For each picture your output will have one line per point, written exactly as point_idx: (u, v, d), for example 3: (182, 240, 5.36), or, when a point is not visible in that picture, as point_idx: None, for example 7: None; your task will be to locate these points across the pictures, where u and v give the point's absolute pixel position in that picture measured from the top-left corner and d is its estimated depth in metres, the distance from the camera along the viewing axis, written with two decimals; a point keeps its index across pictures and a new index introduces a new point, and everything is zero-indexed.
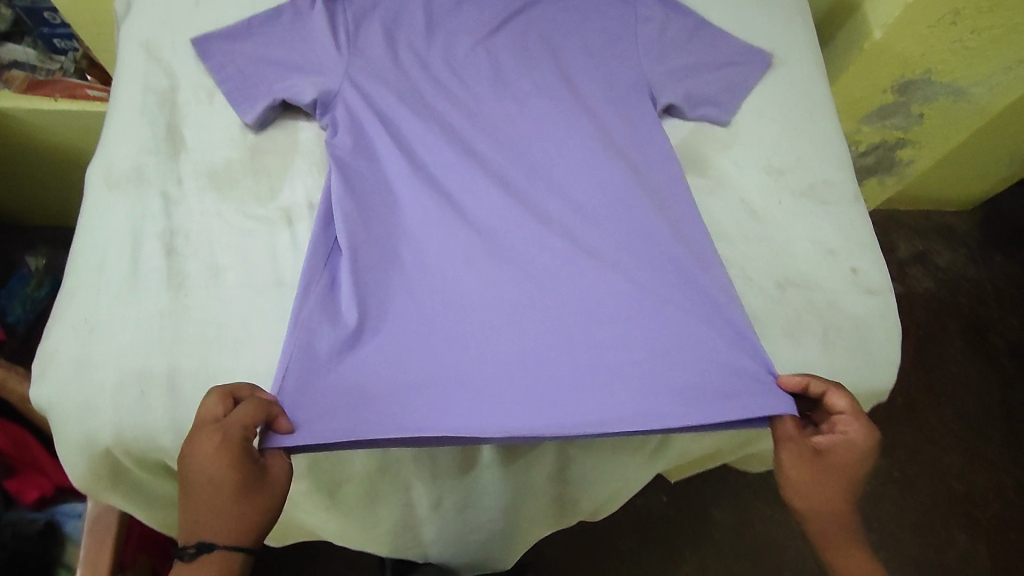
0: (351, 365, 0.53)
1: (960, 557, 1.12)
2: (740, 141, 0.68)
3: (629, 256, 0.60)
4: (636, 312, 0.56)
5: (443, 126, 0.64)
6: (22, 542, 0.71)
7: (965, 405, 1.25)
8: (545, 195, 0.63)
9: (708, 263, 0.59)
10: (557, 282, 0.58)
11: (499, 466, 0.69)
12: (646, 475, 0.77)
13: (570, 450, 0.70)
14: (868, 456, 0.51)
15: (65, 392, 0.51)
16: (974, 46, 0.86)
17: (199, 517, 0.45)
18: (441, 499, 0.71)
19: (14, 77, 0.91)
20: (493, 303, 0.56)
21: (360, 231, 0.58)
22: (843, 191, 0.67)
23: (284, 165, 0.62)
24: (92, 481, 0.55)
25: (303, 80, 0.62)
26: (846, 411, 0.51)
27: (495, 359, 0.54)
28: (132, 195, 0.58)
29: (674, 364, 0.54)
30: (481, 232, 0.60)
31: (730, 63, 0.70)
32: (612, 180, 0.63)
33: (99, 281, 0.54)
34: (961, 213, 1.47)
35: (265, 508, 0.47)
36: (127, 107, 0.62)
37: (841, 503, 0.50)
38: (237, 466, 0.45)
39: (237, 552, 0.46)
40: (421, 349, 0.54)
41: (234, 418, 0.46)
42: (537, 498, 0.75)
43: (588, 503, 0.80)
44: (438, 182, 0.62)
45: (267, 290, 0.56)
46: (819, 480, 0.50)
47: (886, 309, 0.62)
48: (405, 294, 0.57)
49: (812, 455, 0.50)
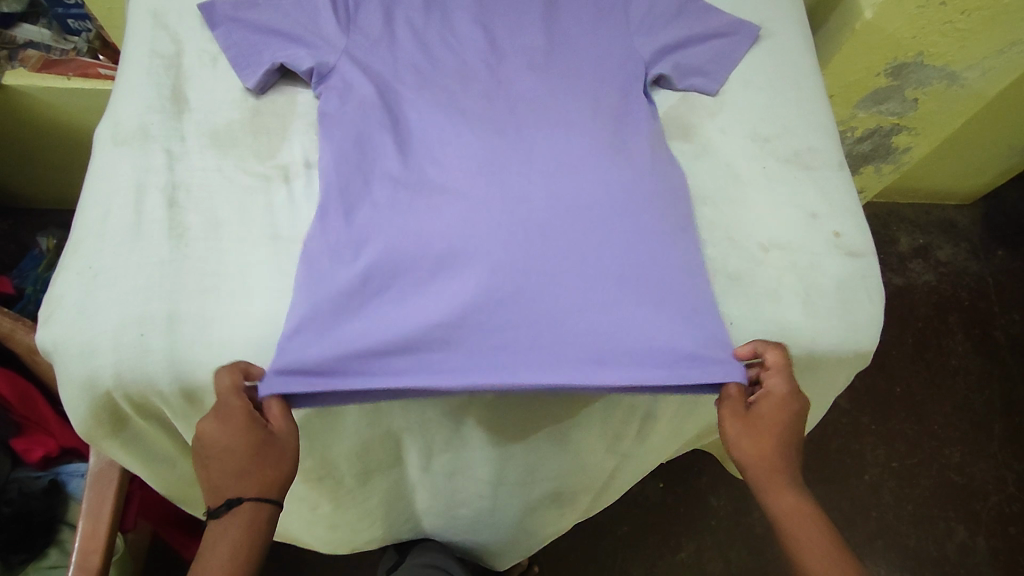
0: (344, 320, 0.54)
1: (959, 550, 1.11)
2: (726, 109, 0.70)
3: (606, 221, 0.59)
4: (619, 261, 0.58)
5: (438, 99, 0.65)
6: (27, 500, 0.74)
7: (967, 398, 1.24)
8: (525, 152, 0.62)
9: (677, 232, 0.60)
10: (544, 230, 0.58)
11: (483, 440, 0.67)
12: (639, 451, 0.75)
13: (558, 443, 0.69)
14: (795, 406, 0.53)
15: (68, 331, 0.53)
16: (964, 27, 0.87)
17: (225, 476, 0.47)
18: (431, 461, 0.70)
19: (30, 56, 0.95)
20: (477, 254, 0.56)
21: (357, 200, 0.59)
22: (826, 158, 0.69)
23: (283, 125, 0.64)
24: (89, 431, 0.56)
25: (300, 45, 0.64)
26: (772, 365, 0.54)
27: (474, 315, 0.54)
28: (137, 150, 0.60)
29: (647, 329, 0.55)
30: (472, 184, 0.60)
31: (718, 35, 0.72)
32: (597, 145, 0.64)
33: (104, 230, 0.57)
34: (961, 207, 1.46)
35: (282, 463, 0.49)
36: (135, 69, 0.65)
37: (775, 453, 0.52)
38: (250, 425, 0.48)
39: (267, 503, 0.48)
40: (405, 309, 0.55)
41: (220, 388, 0.49)
42: (529, 472, 0.73)
43: (582, 481, 0.78)
44: (430, 153, 0.63)
45: (263, 243, 0.58)
46: (751, 434, 0.52)
47: (867, 270, 0.64)
48: (388, 245, 0.57)
49: (745, 414, 0.53)
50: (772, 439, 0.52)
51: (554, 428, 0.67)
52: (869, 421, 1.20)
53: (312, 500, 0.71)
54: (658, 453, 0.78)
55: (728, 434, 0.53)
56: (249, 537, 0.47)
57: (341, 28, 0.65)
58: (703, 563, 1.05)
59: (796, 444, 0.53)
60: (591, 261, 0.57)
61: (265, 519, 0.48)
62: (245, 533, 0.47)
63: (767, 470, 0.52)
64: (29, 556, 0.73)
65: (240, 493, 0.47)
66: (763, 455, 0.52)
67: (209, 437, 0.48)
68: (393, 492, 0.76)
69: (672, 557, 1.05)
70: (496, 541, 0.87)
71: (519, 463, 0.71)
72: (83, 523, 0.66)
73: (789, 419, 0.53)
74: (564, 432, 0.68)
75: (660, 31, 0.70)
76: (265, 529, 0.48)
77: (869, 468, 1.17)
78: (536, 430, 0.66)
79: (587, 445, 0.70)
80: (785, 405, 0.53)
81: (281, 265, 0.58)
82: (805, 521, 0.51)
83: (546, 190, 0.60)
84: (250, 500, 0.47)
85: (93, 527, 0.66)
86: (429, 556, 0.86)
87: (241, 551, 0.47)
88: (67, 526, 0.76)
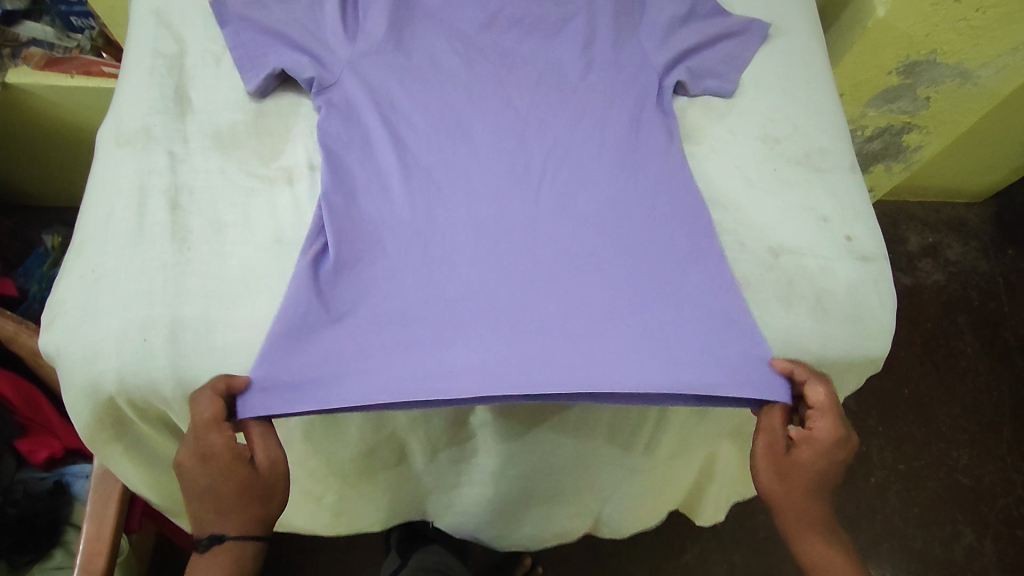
0: (344, 340, 0.53)
1: (965, 552, 1.11)
2: (737, 110, 0.69)
3: (613, 258, 0.58)
4: (625, 275, 0.58)
5: (445, 113, 0.64)
6: (32, 501, 0.74)
7: (975, 399, 1.23)
8: (529, 194, 0.61)
9: (684, 247, 0.59)
10: (553, 270, 0.58)
11: (491, 437, 0.66)
12: (643, 465, 0.74)
13: (561, 446, 0.69)
14: (838, 456, 0.52)
15: (72, 337, 0.53)
16: (979, 25, 0.85)
17: (208, 511, 0.49)
18: (436, 454, 0.69)
19: (33, 54, 0.93)
20: (487, 292, 0.56)
21: (365, 229, 0.58)
22: (838, 160, 0.68)
23: (287, 126, 0.64)
24: (91, 434, 0.56)
25: (304, 45, 0.63)
26: (817, 406, 0.53)
27: (478, 322, 0.55)
28: (140, 152, 0.60)
29: (659, 354, 0.54)
30: (479, 222, 0.59)
31: (729, 35, 0.71)
32: (603, 172, 0.63)
33: (106, 233, 0.56)
34: (972, 206, 1.44)
35: (265, 499, 0.50)
36: (137, 69, 0.64)
37: (808, 498, 0.52)
38: (233, 467, 0.48)
39: (249, 540, 0.50)
40: (405, 333, 0.54)
41: (197, 415, 0.49)
42: (537, 469, 0.72)
43: (585, 481, 0.77)
44: (433, 179, 0.61)
45: (266, 247, 0.58)
46: (787, 475, 0.52)
47: (879, 275, 0.63)
48: (393, 283, 0.56)
49: (783, 452, 0.53)
50: (805, 483, 0.52)
51: (559, 432, 0.67)
52: (876, 423, 1.19)
53: (316, 492, 0.71)
54: (665, 469, 0.76)
55: (760, 473, 0.53)
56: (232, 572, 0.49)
57: (343, 27, 0.64)
58: (708, 565, 1.05)
59: (831, 483, 0.53)
60: (596, 301, 0.56)
61: (249, 556, 0.50)
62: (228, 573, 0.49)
63: (793, 509, 0.53)
64: (33, 557, 0.72)
65: (223, 529, 0.49)
66: (793, 496, 0.52)
67: (191, 469, 0.48)
68: (397, 490, 0.76)
69: (677, 560, 1.04)
70: (491, 536, 0.86)
71: (520, 465, 0.71)
72: (87, 525, 0.66)
73: (828, 466, 0.52)
74: (567, 436, 0.68)
75: (669, 30, 0.69)
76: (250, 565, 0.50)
77: (876, 469, 1.16)
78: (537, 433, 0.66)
79: (590, 448, 0.70)
80: (826, 446, 0.52)
81: (283, 270, 0.57)
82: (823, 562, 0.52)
83: (549, 233, 0.60)
84: (232, 539, 0.49)
85: (97, 529, 0.66)
86: (432, 559, 0.87)
87: None
88: (71, 527, 0.76)
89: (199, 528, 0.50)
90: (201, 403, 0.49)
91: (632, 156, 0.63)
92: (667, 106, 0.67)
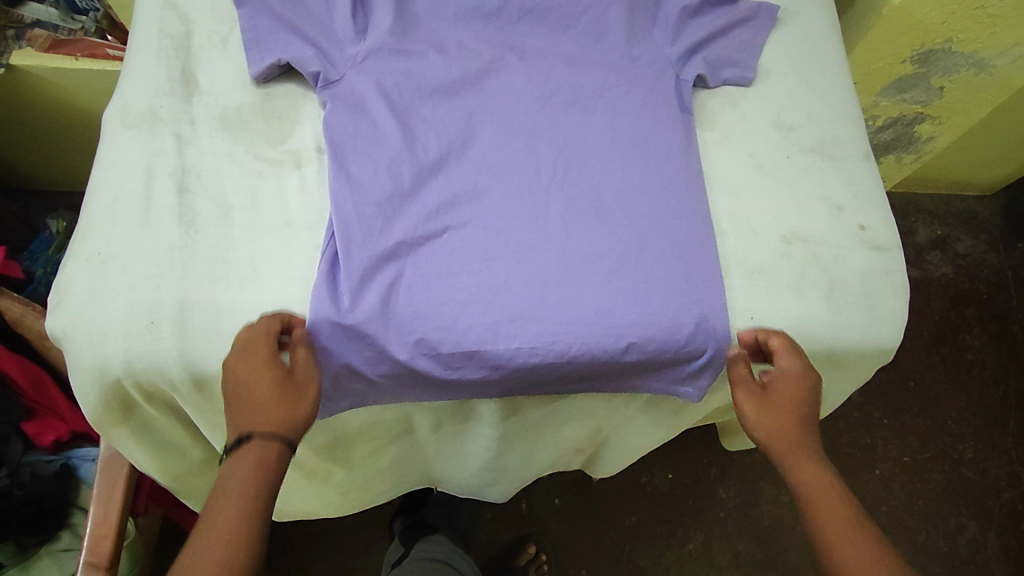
0: (374, 351, 0.54)
1: (969, 546, 1.11)
2: (751, 97, 0.68)
3: (626, 269, 0.57)
4: (632, 274, 0.57)
5: (456, 112, 0.61)
6: (39, 484, 0.74)
7: (983, 393, 1.22)
8: (543, 190, 0.59)
9: (694, 242, 0.59)
10: (566, 273, 0.56)
11: (494, 413, 0.65)
12: (646, 416, 0.70)
13: (552, 417, 0.69)
14: (810, 386, 0.55)
15: (79, 319, 0.52)
16: (997, 13, 0.84)
17: (240, 412, 0.49)
18: (440, 424, 0.67)
19: (38, 36, 0.93)
20: (504, 304, 0.55)
21: (377, 235, 0.56)
22: (853, 148, 0.67)
23: (294, 110, 0.63)
24: (98, 418, 0.56)
25: (310, 29, 0.62)
26: (777, 350, 0.55)
27: (502, 338, 0.54)
28: (146, 133, 0.59)
29: (653, 361, 0.56)
30: (489, 214, 0.58)
31: (742, 20, 0.69)
32: (616, 165, 0.60)
33: (113, 214, 0.56)
34: (981, 199, 1.42)
35: (296, 408, 0.50)
36: (144, 49, 0.64)
37: (794, 430, 0.55)
38: (268, 367, 0.50)
39: (275, 443, 0.49)
40: (436, 340, 0.54)
41: (256, 329, 0.51)
42: (545, 418, 0.68)
43: (588, 430, 0.74)
44: (453, 186, 0.58)
45: (274, 230, 0.57)
46: (770, 410, 0.55)
47: (892, 265, 0.62)
48: (410, 277, 0.55)
49: (761, 392, 0.56)
50: (788, 414, 0.55)
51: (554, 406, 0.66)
52: (881, 416, 1.19)
53: (322, 474, 0.71)
54: (670, 421, 0.71)
55: (747, 415, 0.55)
56: (258, 475, 0.48)
57: (351, 10, 0.63)
58: (711, 554, 1.05)
59: (810, 423, 0.56)
60: (606, 312, 0.55)
61: (273, 460, 0.49)
62: (251, 470, 0.48)
63: (785, 445, 0.55)
64: (41, 539, 0.72)
65: (250, 431, 0.49)
66: (779, 429, 0.55)
67: (235, 370, 0.50)
68: (399, 468, 0.76)
69: (680, 548, 1.04)
70: (495, 493, 0.85)
71: (521, 434, 0.71)
72: (94, 508, 0.66)
73: (806, 395, 0.55)
74: (558, 411, 0.67)
75: (683, 14, 0.67)
76: (273, 470, 0.49)
77: (881, 461, 1.15)
78: (533, 408, 0.65)
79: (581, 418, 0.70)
80: (800, 380, 0.55)
81: (291, 254, 0.57)
82: (830, 494, 0.52)
83: (561, 238, 0.57)
84: (258, 437, 0.49)
85: (103, 512, 0.66)
86: (432, 549, 0.87)
87: (253, 487, 0.48)
88: (78, 510, 0.76)
89: (228, 439, 0.50)
90: (260, 323, 0.51)
91: (645, 145, 0.62)
92: (685, 96, 0.65)
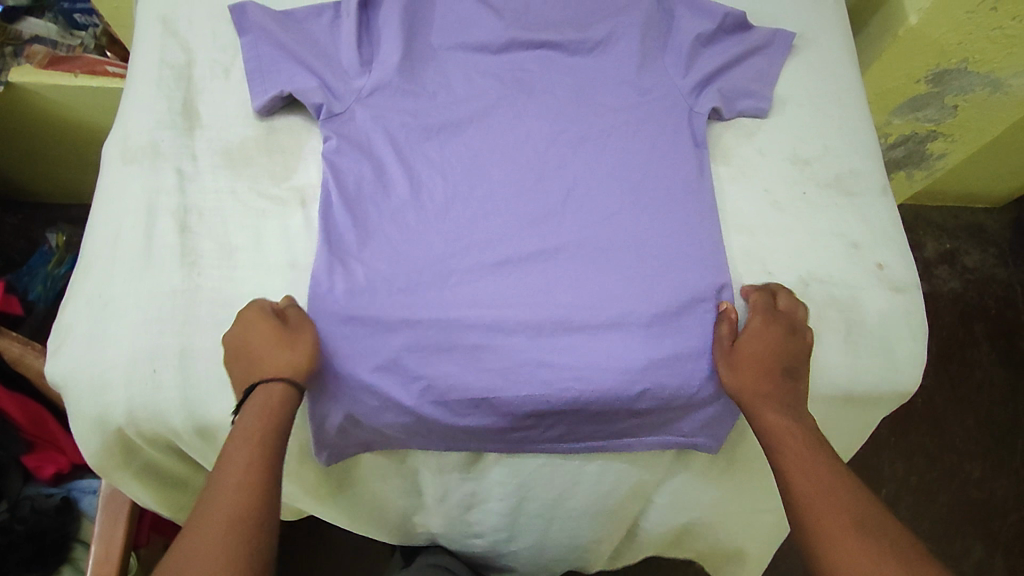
0: (379, 398, 0.53)
1: (975, 567, 1.10)
2: (767, 130, 0.66)
3: (639, 312, 0.55)
4: (644, 321, 0.55)
5: (462, 149, 0.60)
6: (40, 518, 0.73)
7: (991, 412, 1.21)
8: (554, 231, 0.57)
9: (711, 284, 0.57)
10: (577, 319, 0.55)
11: (501, 480, 0.62)
12: (664, 488, 0.66)
13: (565, 499, 0.65)
14: (778, 343, 0.54)
15: (79, 366, 0.51)
16: (1014, 34, 0.82)
17: (242, 371, 0.50)
18: (447, 494, 0.65)
19: (36, 52, 0.91)
20: (510, 349, 0.53)
21: (383, 284, 0.54)
22: (870, 182, 0.65)
23: (298, 144, 0.61)
24: (100, 462, 0.55)
25: (313, 60, 0.60)
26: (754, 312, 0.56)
27: (509, 381, 0.53)
28: (146, 169, 0.58)
29: (665, 408, 0.55)
30: (497, 258, 0.56)
31: (756, 48, 0.68)
32: (629, 206, 0.59)
33: (114, 256, 0.55)
34: (991, 211, 1.40)
35: (293, 350, 0.50)
36: (144, 80, 0.62)
37: (764, 385, 0.52)
38: (262, 322, 0.51)
39: (278, 381, 0.49)
40: (444, 386, 0.53)
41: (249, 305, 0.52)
42: (554, 502, 0.65)
43: (607, 519, 0.69)
44: (460, 226, 0.57)
45: (279, 271, 0.56)
46: (741, 367, 0.53)
47: (912, 307, 0.60)
48: (415, 325, 0.53)
49: (731, 350, 0.54)
50: (756, 367, 0.53)
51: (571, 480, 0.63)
52: (889, 436, 1.18)
53: (327, 513, 0.69)
54: (691, 496, 0.68)
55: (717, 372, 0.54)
56: (266, 415, 0.48)
57: (356, 41, 0.61)
58: None
59: (787, 372, 0.53)
60: (618, 360, 0.54)
61: (278, 403, 0.48)
62: (258, 411, 0.48)
63: (755, 398, 0.52)
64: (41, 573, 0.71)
65: (255, 379, 0.49)
66: (747, 382, 0.53)
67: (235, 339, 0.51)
68: None
69: None
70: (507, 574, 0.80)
71: (523, 517, 0.67)
72: (97, 545, 0.65)
73: (772, 347, 0.54)
74: (570, 492, 0.64)
75: (696, 43, 0.65)
76: (279, 413, 0.48)
77: (887, 482, 1.15)
78: (540, 484, 0.63)
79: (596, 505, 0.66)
80: (769, 333, 0.54)
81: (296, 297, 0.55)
82: (796, 442, 0.50)
83: (572, 280, 0.56)
84: (261, 382, 0.49)
85: (106, 550, 0.65)
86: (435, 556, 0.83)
87: (262, 427, 0.47)
88: (80, 543, 0.75)
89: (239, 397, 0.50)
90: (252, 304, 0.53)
91: (657, 183, 0.60)
92: (699, 129, 0.63)
